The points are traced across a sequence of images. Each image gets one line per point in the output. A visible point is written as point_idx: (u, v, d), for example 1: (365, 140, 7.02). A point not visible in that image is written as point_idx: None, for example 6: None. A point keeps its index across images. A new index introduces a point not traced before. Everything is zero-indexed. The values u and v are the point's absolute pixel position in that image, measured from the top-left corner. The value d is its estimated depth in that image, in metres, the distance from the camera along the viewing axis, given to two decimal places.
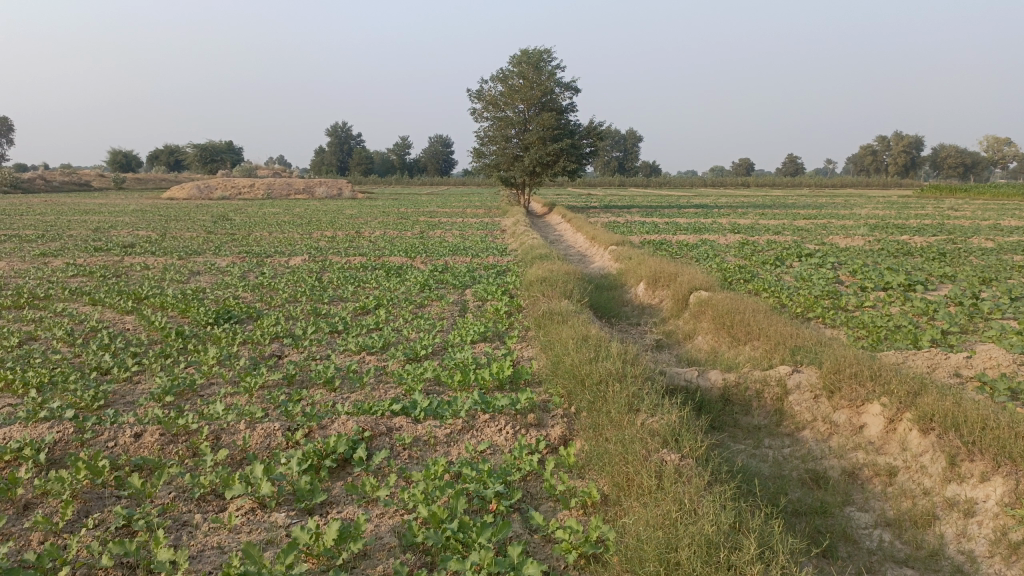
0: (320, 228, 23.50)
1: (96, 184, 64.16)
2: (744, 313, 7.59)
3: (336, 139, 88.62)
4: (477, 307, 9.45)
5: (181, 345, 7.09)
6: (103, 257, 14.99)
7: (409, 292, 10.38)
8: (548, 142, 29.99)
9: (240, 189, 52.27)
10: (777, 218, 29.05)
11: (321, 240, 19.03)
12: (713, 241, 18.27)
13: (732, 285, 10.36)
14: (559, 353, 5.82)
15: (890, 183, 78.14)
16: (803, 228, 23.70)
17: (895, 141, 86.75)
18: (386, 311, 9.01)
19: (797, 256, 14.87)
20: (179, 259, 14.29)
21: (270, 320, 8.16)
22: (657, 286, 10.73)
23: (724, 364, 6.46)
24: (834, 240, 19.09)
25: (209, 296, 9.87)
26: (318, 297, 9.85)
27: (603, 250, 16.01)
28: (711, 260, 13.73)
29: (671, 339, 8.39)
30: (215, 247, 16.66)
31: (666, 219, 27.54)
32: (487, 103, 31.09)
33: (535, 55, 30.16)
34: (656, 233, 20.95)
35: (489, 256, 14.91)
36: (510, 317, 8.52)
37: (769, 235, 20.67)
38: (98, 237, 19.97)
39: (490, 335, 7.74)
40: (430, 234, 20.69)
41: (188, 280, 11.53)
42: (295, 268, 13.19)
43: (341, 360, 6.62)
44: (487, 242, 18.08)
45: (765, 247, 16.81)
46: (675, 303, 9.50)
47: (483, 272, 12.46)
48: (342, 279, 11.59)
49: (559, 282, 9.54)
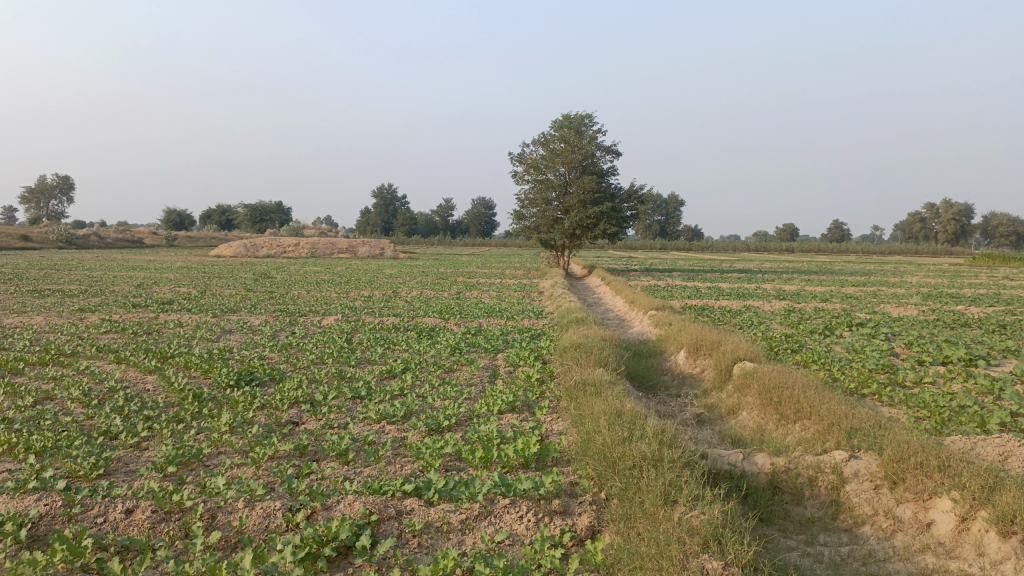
0: (358, 288, 23.45)
1: (149, 241, 65.88)
2: (793, 389, 7.06)
3: (381, 200, 90.21)
4: (507, 373, 9.05)
5: (196, 409, 6.81)
6: (139, 313, 15.00)
7: (439, 355, 10.03)
8: (588, 205, 29.85)
9: (285, 248, 53.08)
10: (824, 285, 28.23)
11: (357, 300, 18.91)
12: (757, 307, 17.67)
13: (779, 356, 9.79)
14: (589, 430, 5.37)
15: (940, 251, 76.28)
16: (852, 296, 22.89)
17: (945, 208, 85.06)
18: (413, 376, 8.65)
19: (847, 325, 14.20)
20: (213, 317, 14.20)
21: (292, 383, 7.87)
22: (698, 355, 10.21)
23: (772, 446, 5.92)
24: (885, 309, 18.33)
25: (235, 356, 9.65)
26: (345, 359, 9.56)
27: (643, 315, 15.55)
28: (755, 327, 13.16)
29: (713, 413, 7.85)
30: (251, 305, 16.60)
31: (708, 284, 26.98)
32: (528, 166, 31.22)
33: (577, 120, 30.36)
34: (698, 298, 20.42)
35: (524, 319, 14.55)
36: (542, 386, 8.09)
37: (816, 302, 19.97)
38: (139, 293, 20.16)
39: (519, 405, 7.31)
40: (466, 295, 20.46)
41: (217, 339, 11.36)
42: (327, 328, 12.97)
43: (359, 430, 6.25)
44: (523, 304, 17.77)
45: (812, 315, 16.15)
46: (718, 374, 8.97)
47: (517, 336, 12.08)
48: (372, 341, 11.31)
49: (595, 349, 9.11)
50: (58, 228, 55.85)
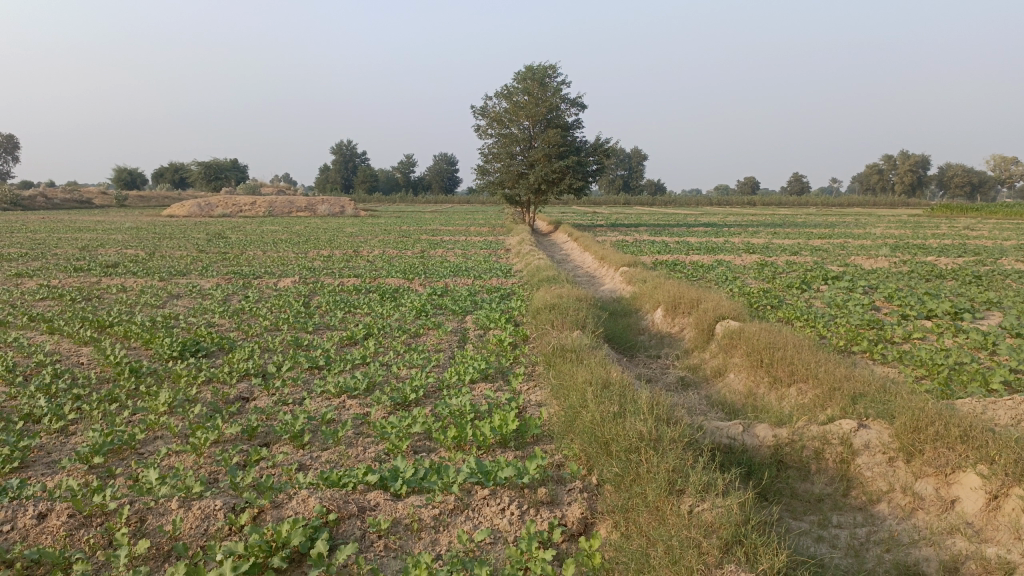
0: (317, 247, 22.54)
1: (98, 202, 63.33)
2: (785, 348, 6.59)
3: (341, 156, 88.06)
4: (478, 338, 8.45)
5: (133, 386, 6.10)
6: (81, 278, 14.00)
7: (404, 318, 9.41)
8: (554, 159, 29.16)
9: (241, 207, 51.44)
10: (790, 237, 27.97)
11: (317, 260, 18.06)
12: (728, 262, 17.26)
13: (760, 313, 9.36)
14: (574, 405, 4.82)
15: (898, 202, 77.13)
16: (821, 248, 22.67)
17: (902, 160, 85.82)
18: (376, 342, 8.01)
19: (823, 278, 13.87)
20: (160, 281, 13.31)
21: (243, 353, 7.17)
22: (677, 313, 9.72)
23: (770, 415, 5.44)
24: (857, 261, 18.06)
25: (182, 324, 8.90)
26: (301, 325, 8.87)
27: (614, 272, 15.08)
28: (731, 283, 12.75)
29: (698, 376, 7.37)
30: (203, 268, 15.69)
31: (676, 239, 26.65)
32: (492, 120, 30.33)
33: (540, 71, 29.39)
34: (667, 253, 20.02)
35: (493, 278, 13.93)
36: (516, 351, 7.52)
37: (786, 255, 19.73)
38: (83, 256, 18.99)
39: (493, 374, 6.75)
40: (431, 254, 19.74)
41: (163, 305, 10.53)
42: (284, 291, 12.21)
43: (316, 406, 5.62)
44: (490, 262, 17.11)
45: (785, 269, 15.82)
46: (699, 334, 8.49)
47: (486, 296, 11.47)
48: (331, 304, 10.62)
49: (570, 309, 8.54)
50: (1, 188, 53.41)
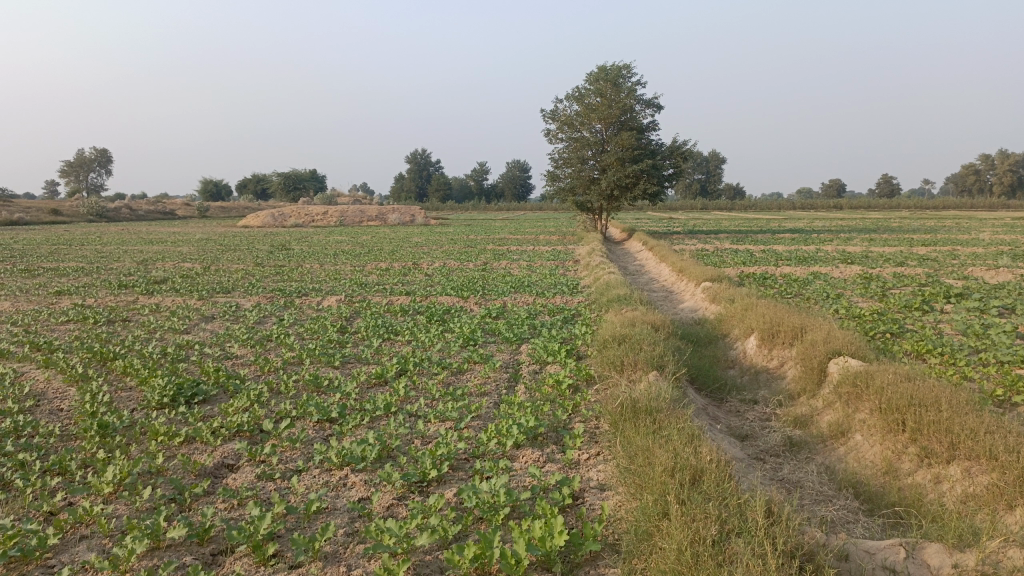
0: (378, 259, 21.53)
1: (181, 214, 64.55)
2: (939, 412, 4.89)
3: (415, 165, 88.13)
4: (532, 377, 6.99)
5: (93, 451, 4.90)
6: (122, 296, 13.15)
7: (449, 349, 8.05)
8: (627, 163, 27.49)
9: (314, 216, 51.31)
10: (890, 245, 25.47)
11: (373, 274, 16.95)
12: (825, 275, 15.27)
13: (881, 345, 7.61)
14: (647, 514, 3.30)
15: (998, 204, 72.04)
16: (928, 257, 20.33)
17: (1001, 159, 80.17)
18: (408, 383, 6.63)
19: (944, 296, 11.87)
20: (199, 300, 12.32)
21: (242, 400, 5.90)
22: (776, 344, 8.03)
23: (935, 522, 3.78)
24: (975, 273, 15.82)
25: (194, 356, 7.73)
26: (328, 358, 7.60)
27: (695, 287, 13.43)
28: (834, 302, 10.93)
29: (811, 435, 5.75)
30: (250, 284, 14.71)
31: (761, 247, 24.60)
32: (562, 123, 28.93)
33: (614, 71, 27.76)
34: (753, 263, 18.16)
35: (557, 296, 12.43)
36: (575, 399, 6.03)
37: (890, 265, 17.57)
38: (139, 271, 18.35)
39: (545, 433, 5.28)
40: (494, 266, 18.37)
41: (188, 330, 9.46)
42: (327, 311, 11.02)
43: (305, 487, 4.28)
44: (557, 276, 15.60)
45: (894, 283, 13.82)
46: (806, 374, 6.83)
47: (547, 319, 9.98)
48: (372, 329, 9.36)
49: (644, 341, 6.98)
50: (89, 201, 54.95)
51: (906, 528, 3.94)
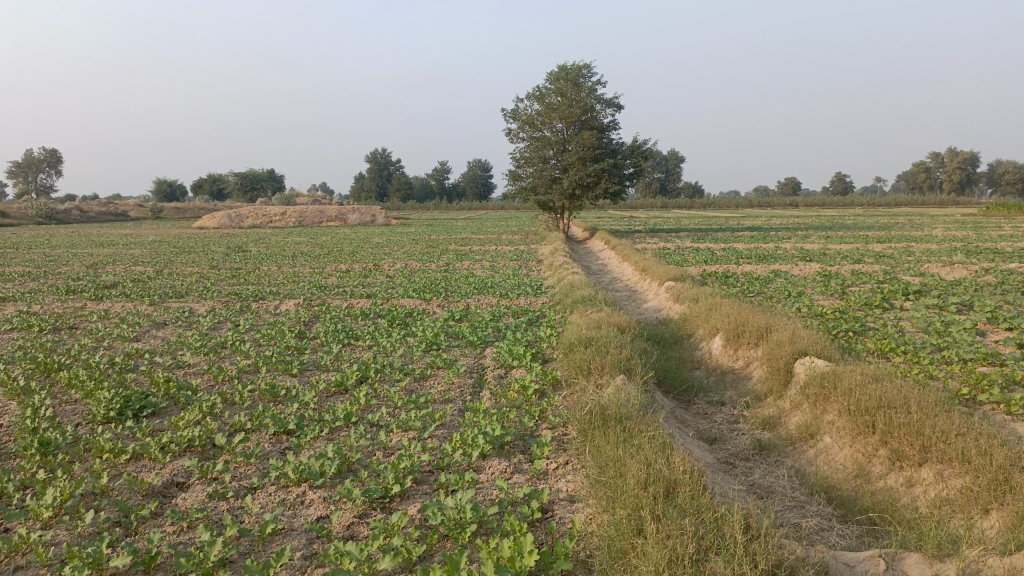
0: (338, 261, 21.16)
1: (134, 215, 63.00)
2: (910, 413, 4.85)
3: (375, 165, 87.34)
4: (498, 382, 6.82)
5: (32, 470, 4.61)
6: (69, 302, 12.65)
7: (411, 354, 7.84)
8: (588, 162, 27.48)
9: (272, 217, 50.47)
10: (847, 242, 25.86)
11: (333, 276, 16.62)
12: (786, 273, 15.38)
13: (846, 344, 7.61)
14: (621, 532, 3.16)
15: (947, 201, 73.91)
16: (884, 254, 20.66)
17: (950, 157, 82.30)
18: (369, 391, 6.41)
19: (903, 293, 11.99)
20: (151, 305, 11.90)
21: (193, 413, 5.64)
22: (741, 344, 7.99)
23: (911, 530, 3.71)
24: (931, 270, 16.07)
25: (144, 366, 7.41)
26: (285, 365, 7.33)
27: (659, 286, 13.39)
28: (798, 301, 10.96)
29: (780, 437, 5.69)
30: (205, 288, 14.28)
31: (723, 245, 24.74)
32: (523, 122, 28.82)
33: (574, 71, 27.73)
34: (715, 262, 18.22)
35: (521, 297, 12.27)
36: (541, 406, 5.88)
37: (849, 263, 17.78)
38: (88, 275, 17.74)
39: (512, 442, 5.12)
40: (456, 267, 18.15)
41: (139, 338, 9.09)
42: (285, 316, 10.71)
43: (260, 507, 4.06)
44: (520, 276, 15.45)
45: (854, 280, 13.95)
46: (773, 375, 6.78)
47: (511, 322, 9.82)
48: (332, 334, 9.10)
49: (610, 344, 6.85)
50: (37, 202, 53.33)
51: (881, 535, 3.86)
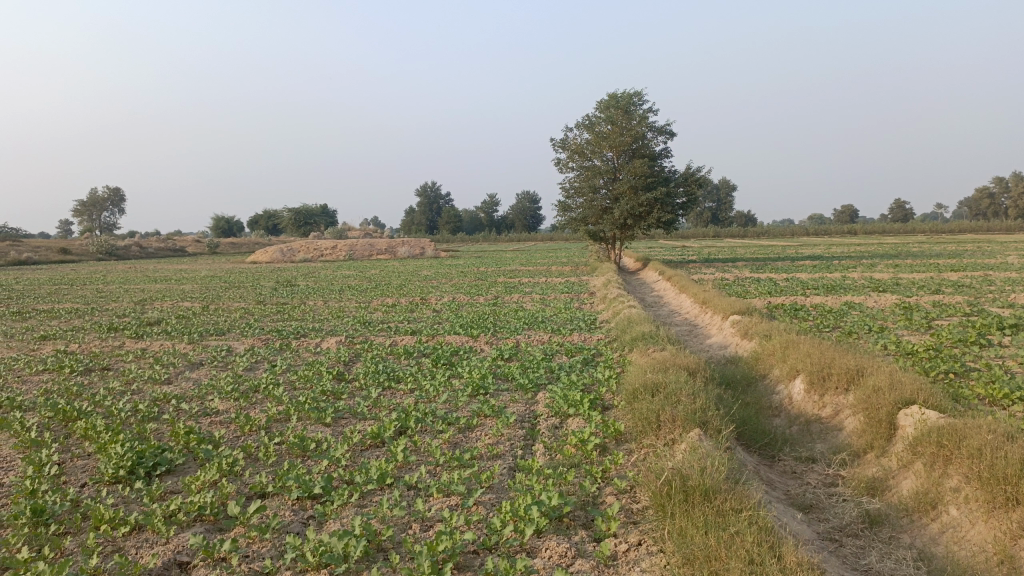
0: (385, 295, 20.67)
1: (191, 250, 64.13)
2: None
3: (425, 198, 87.85)
4: (552, 435, 6.03)
5: (16, 544, 3.99)
6: (110, 341, 12.28)
7: (456, 400, 7.11)
8: (640, 191, 26.67)
9: (323, 251, 50.70)
10: (917, 271, 24.44)
11: (378, 312, 16.07)
12: (859, 305, 14.25)
13: (954, 392, 6.61)
14: None
15: (1014, 227, 70.78)
16: (962, 284, 19.25)
17: (1015, 182, 79.05)
18: (407, 444, 5.69)
19: (999, 327, 10.83)
20: (190, 344, 11.43)
21: (209, 472, 5.00)
22: (827, 389, 7.07)
23: None
24: (1019, 301, 14.78)
25: (167, 415, 6.82)
26: (318, 412, 6.67)
27: (722, 321, 12.46)
28: (881, 337, 9.92)
29: (892, 507, 4.78)
30: (247, 325, 13.81)
31: (785, 276, 23.57)
32: (573, 152, 28.25)
33: (625, 99, 27.10)
34: (779, 294, 17.18)
35: (575, 334, 11.46)
36: (603, 464, 5.08)
37: (926, 294, 16.54)
38: (135, 311, 17.52)
39: (572, 513, 4.32)
40: (505, 301, 17.43)
41: (170, 381, 8.55)
42: (325, 355, 10.11)
43: None
44: (572, 310, 14.66)
45: (937, 313, 12.81)
46: (872, 428, 5.85)
47: (564, 362, 9.02)
48: (372, 376, 8.43)
49: (682, 391, 6.03)
50: (98, 239, 54.64)
51: None
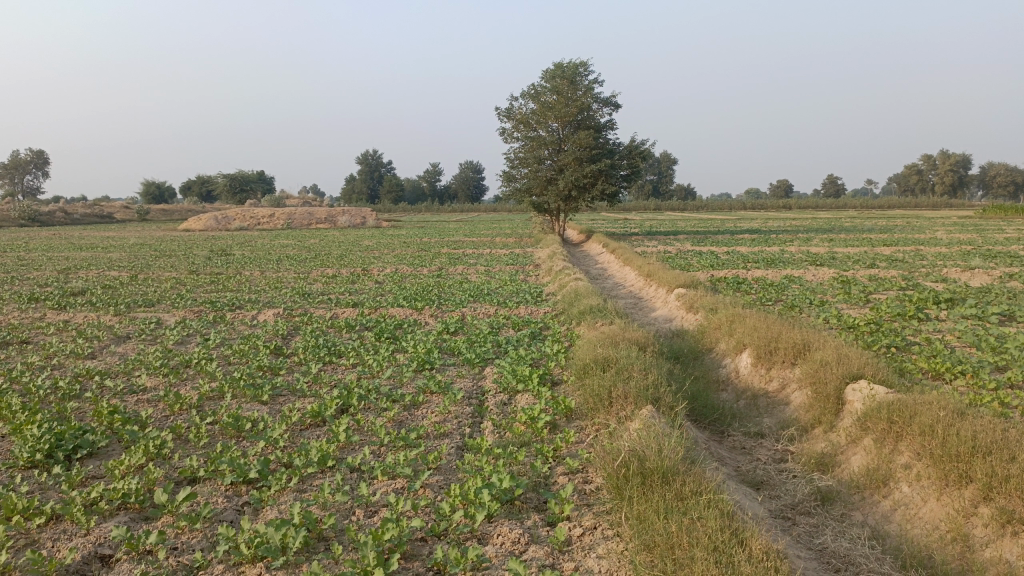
0: (326, 265, 20.13)
1: (120, 217, 61.57)
2: (1016, 464, 3.90)
3: (366, 167, 86.26)
4: (501, 411, 5.85)
5: None
6: (29, 313, 11.57)
7: (401, 376, 6.85)
8: (584, 163, 26.55)
9: (260, 220, 49.30)
10: (852, 245, 25.00)
11: (318, 282, 15.59)
12: (800, 279, 14.43)
13: (898, 366, 6.67)
14: None
15: (940, 203, 73.35)
16: (896, 258, 19.77)
17: (942, 159, 81.84)
18: (350, 423, 5.43)
19: (934, 302, 11.06)
20: (116, 316, 10.84)
21: (135, 456, 4.66)
22: (774, 362, 7.07)
23: None
24: (950, 276, 15.19)
25: (89, 393, 6.38)
26: (254, 389, 6.34)
27: (668, 294, 12.44)
28: (823, 311, 10.01)
29: (842, 483, 4.76)
30: (178, 296, 13.20)
31: (726, 249, 23.87)
32: (517, 122, 27.90)
33: (570, 69, 26.83)
34: (722, 267, 17.32)
35: (521, 307, 11.27)
36: (555, 443, 4.92)
37: (862, 268, 16.89)
38: (58, 281, 16.61)
39: (524, 495, 4.16)
40: (450, 272, 17.13)
41: (94, 356, 8.06)
42: (263, 328, 9.69)
43: None
44: (517, 282, 14.47)
45: (874, 287, 13.05)
46: (820, 403, 5.85)
47: (511, 335, 8.83)
48: (311, 350, 8.10)
49: (633, 367, 5.91)
50: (19, 204, 51.95)
51: None
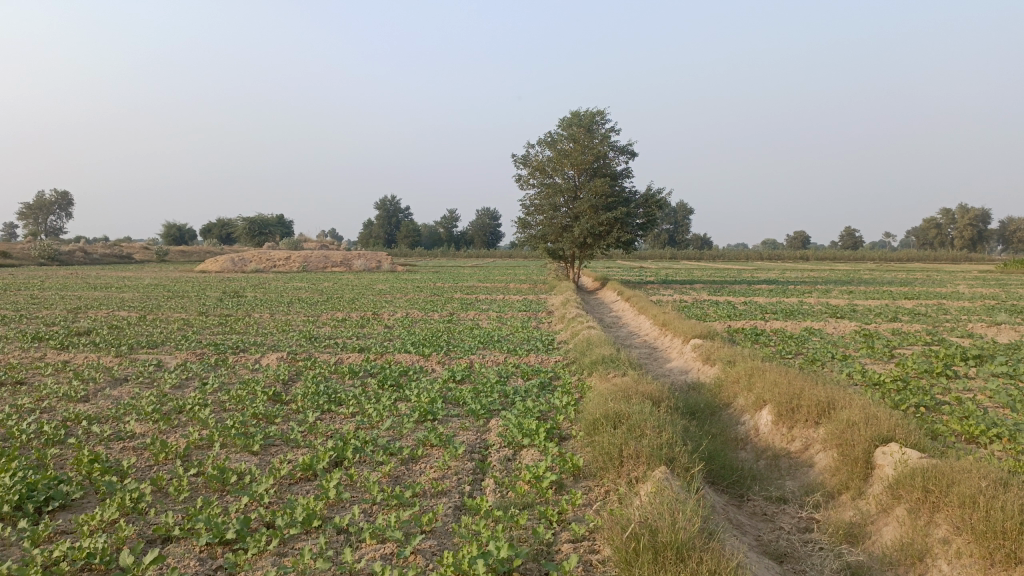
0: (337, 309, 19.92)
1: (139, 257, 62.04)
2: None
3: (384, 212, 86.93)
4: (504, 468, 5.49)
5: None
6: (30, 352, 11.35)
7: (401, 427, 6.51)
8: (600, 211, 26.40)
9: (276, 262, 49.47)
10: (873, 298, 24.55)
11: (327, 326, 15.33)
12: (820, 331, 14.01)
13: (930, 429, 6.25)
14: None
15: (960, 257, 72.58)
16: (918, 312, 19.32)
17: (961, 213, 81.31)
18: (342, 478, 5.09)
19: (962, 358, 10.62)
20: (117, 358, 10.59)
21: (108, 510, 4.33)
22: (796, 421, 6.66)
23: None
24: (977, 331, 14.72)
25: (73, 438, 6.08)
26: (245, 438, 6.02)
27: (683, 345, 12.06)
28: (846, 366, 9.60)
29: (874, 558, 4.35)
30: (184, 338, 12.97)
31: (743, 299, 23.48)
32: (533, 169, 27.90)
33: (587, 118, 26.90)
34: (740, 317, 16.94)
35: (532, 355, 10.93)
36: (560, 506, 4.56)
37: (885, 321, 16.45)
38: (67, 320, 16.47)
39: (524, 566, 3.78)
40: (461, 318, 16.84)
41: (87, 399, 7.78)
42: (264, 373, 9.40)
43: None
44: (529, 330, 14.15)
45: (898, 342, 12.61)
46: (847, 467, 5.44)
47: (520, 385, 8.48)
48: (311, 397, 7.78)
49: (646, 423, 5.55)
50: (41, 243, 52.53)
51: None
